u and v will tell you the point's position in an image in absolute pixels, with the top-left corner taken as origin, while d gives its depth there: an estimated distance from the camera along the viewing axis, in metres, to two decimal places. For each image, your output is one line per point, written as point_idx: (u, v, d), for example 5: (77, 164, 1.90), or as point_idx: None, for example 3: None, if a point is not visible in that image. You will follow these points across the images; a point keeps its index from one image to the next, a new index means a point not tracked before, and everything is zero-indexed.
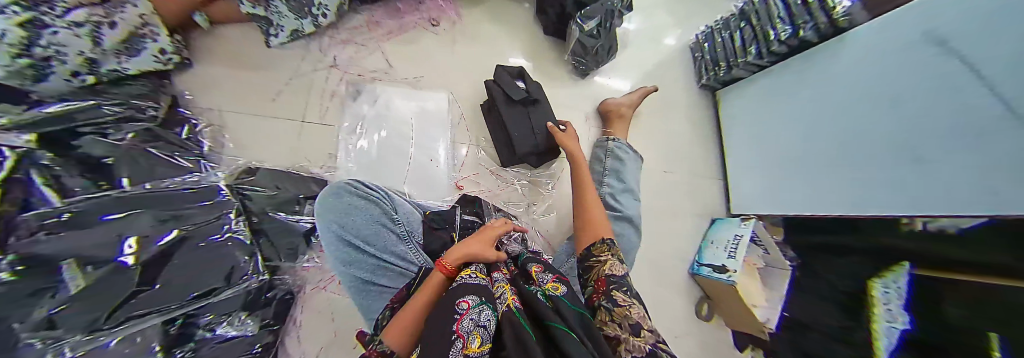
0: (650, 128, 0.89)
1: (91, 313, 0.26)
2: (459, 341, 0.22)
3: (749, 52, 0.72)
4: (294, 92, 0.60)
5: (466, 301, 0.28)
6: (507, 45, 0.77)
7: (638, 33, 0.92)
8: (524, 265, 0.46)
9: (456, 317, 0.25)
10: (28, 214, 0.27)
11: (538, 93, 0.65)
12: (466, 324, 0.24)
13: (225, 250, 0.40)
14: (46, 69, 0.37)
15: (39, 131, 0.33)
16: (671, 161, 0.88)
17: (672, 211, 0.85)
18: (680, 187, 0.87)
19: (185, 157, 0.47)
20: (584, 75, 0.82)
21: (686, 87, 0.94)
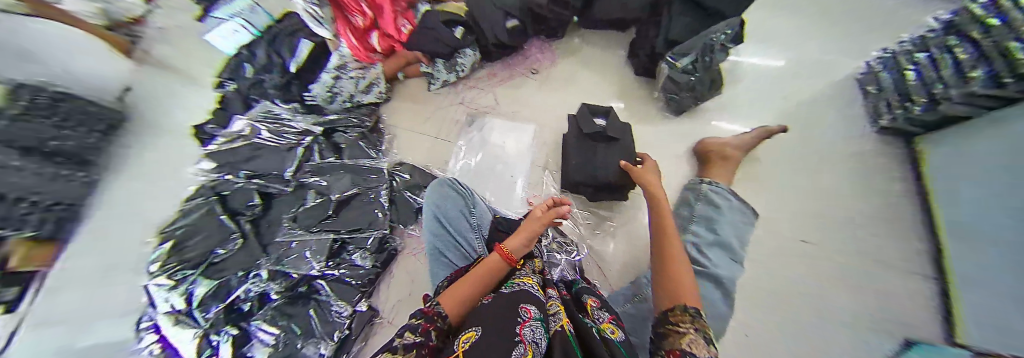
0: (770, 184, 0.73)
1: (310, 219, 0.64)
2: (522, 345, 0.28)
3: (963, 79, 0.50)
4: (438, 118, 0.86)
5: (529, 312, 0.36)
6: (598, 86, 0.86)
7: (757, 75, 0.82)
8: (580, 293, 0.49)
9: (520, 323, 0.33)
10: (310, 166, 0.69)
11: (621, 130, 0.69)
12: (528, 335, 0.31)
13: (370, 208, 0.67)
14: (335, 97, 0.77)
15: (325, 127, 0.75)
16: (808, 228, 0.69)
17: (798, 292, 0.65)
18: (817, 263, 0.66)
19: (373, 150, 0.78)
20: (678, 112, 0.80)
21: (841, 137, 0.73)
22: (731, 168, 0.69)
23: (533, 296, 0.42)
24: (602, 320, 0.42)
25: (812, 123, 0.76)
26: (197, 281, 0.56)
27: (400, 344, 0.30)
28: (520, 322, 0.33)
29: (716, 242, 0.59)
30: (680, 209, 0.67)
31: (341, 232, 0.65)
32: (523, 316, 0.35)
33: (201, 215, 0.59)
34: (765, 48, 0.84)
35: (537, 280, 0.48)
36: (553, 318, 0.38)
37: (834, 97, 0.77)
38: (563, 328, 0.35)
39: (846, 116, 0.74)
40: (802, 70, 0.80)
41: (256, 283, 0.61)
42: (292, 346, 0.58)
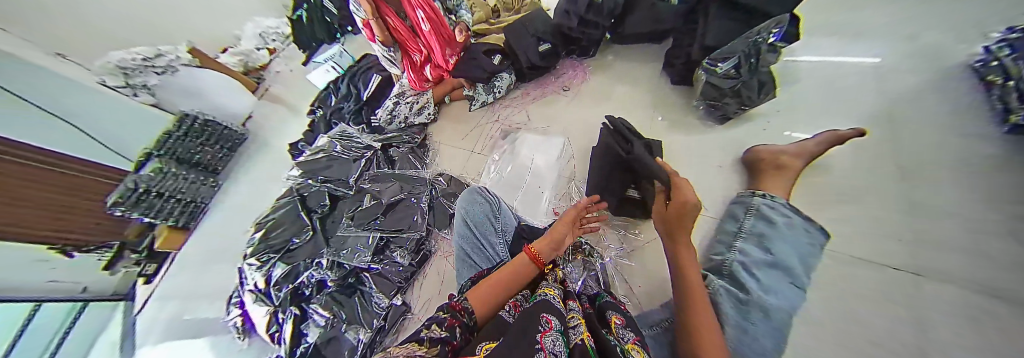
0: (843, 203, 0.62)
1: (362, 217, 0.74)
2: (543, 350, 0.26)
3: None
4: (476, 133, 0.95)
5: (548, 321, 0.34)
6: (631, 99, 0.87)
7: (815, 83, 0.75)
8: (602, 309, 0.44)
9: (539, 330, 0.31)
10: (368, 173, 0.81)
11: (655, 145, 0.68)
12: (548, 343, 0.29)
13: (411, 211, 0.76)
14: (394, 118, 0.93)
15: (382, 142, 0.88)
16: (914, 255, 0.52)
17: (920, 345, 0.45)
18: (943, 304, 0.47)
19: (420, 161, 0.89)
20: (723, 119, 0.77)
21: (944, 144, 0.59)
22: (790, 178, 0.60)
23: (553, 305, 0.40)
24: (627, 339, 0.36)
25: (898, 130, 0.64)
26: (277, 266, 0.69)
27: (424, 338, 0.28)
28: (541, 329, 0.31)
29: (771, 262, 0.52)
30: (727, 225, 0.63)
31: (387, 231, 0.73)
32: (543, 325, 0.33)
33: (290, 213, 0.75)
34: (822, 56, 0.77)
35: (559, 290, 0.46)
36: (573, 331, 0.36)
37: (924, 100, 0.65)
38: (584, 344, 0.33)
39: (950, 119, 0.61)
40: (875, 74, 0.71)
41: (317, 271, 0.71)
42: (333, 331, 0.65)
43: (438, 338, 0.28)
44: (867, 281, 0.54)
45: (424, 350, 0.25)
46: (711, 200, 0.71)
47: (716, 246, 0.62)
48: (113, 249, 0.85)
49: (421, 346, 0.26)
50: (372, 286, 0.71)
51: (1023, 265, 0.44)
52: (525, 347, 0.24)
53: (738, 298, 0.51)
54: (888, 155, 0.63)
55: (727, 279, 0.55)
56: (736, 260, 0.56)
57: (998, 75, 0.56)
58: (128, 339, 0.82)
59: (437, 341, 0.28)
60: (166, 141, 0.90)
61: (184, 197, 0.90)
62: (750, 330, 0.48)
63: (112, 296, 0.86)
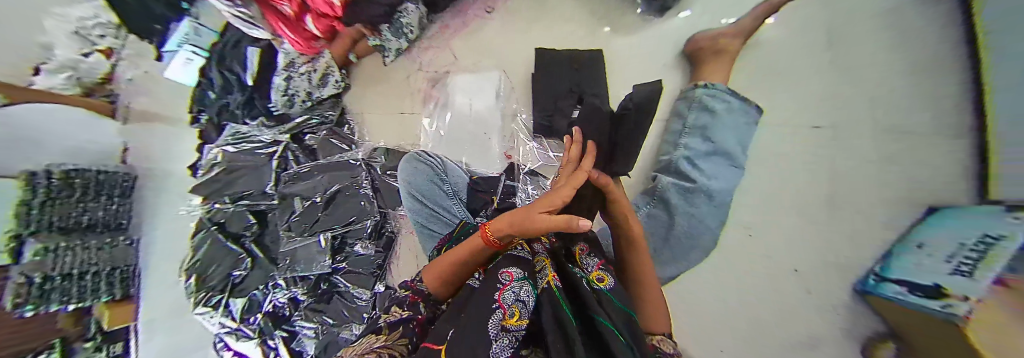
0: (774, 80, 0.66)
1: (302, 223, 0.66)
2: (499, 312, 0.28)
3: None
4: (398, 91, 0.81)
5: (510, 273, 0.34)
6: (564, 6, 0.74)
7: None
8: (568, 242, 0.44)
9: (499, 286, 0.31)
10: (287, 173, 0.68)
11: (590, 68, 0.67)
12: (508, 296, 0.30)
13: (353, 199, 0.68)
14: (291, 98, 0.72)
15: (291, 133, 0.74)
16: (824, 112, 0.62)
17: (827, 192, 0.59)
18: (830, 157, 0.60)
19: (343, 142, 0.76)
20: (662, 11, 0.69)
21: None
22: (725, 61, 0.60)
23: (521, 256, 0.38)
24: (592, 268, 0.37)
25: None
26: (233, 301, 0.63)
27: (384, 326, 0.34)
28: (500, 286, 0.31)
29: (712, 151, 0.53)
30: (673, 124, 0.60)
31: (337, 229, 0.67)
32: (503, 280, 0.32)
33: (214, 246, 0.63)
34: None
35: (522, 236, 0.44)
36: (541, 275, 0.34)
37: None
38: (552, 287, 0.31)
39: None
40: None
41: (279, 293, 0.65)
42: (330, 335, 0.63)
43: (395, 325, 0.33)
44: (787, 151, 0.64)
45: (388, 345, 0.30)
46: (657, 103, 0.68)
47: (663, 147, 0.61)
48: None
49: (379, 338, 0.31)
50: (346, 284, 0.67)
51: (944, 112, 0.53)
52: (479, 321, 0.26)
53: (681, 191, 0.53)
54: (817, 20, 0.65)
55: (675, 176, 0.55)
56: (680, 156, 0.56)
57: None
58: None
59: (400, 330, 0.32)
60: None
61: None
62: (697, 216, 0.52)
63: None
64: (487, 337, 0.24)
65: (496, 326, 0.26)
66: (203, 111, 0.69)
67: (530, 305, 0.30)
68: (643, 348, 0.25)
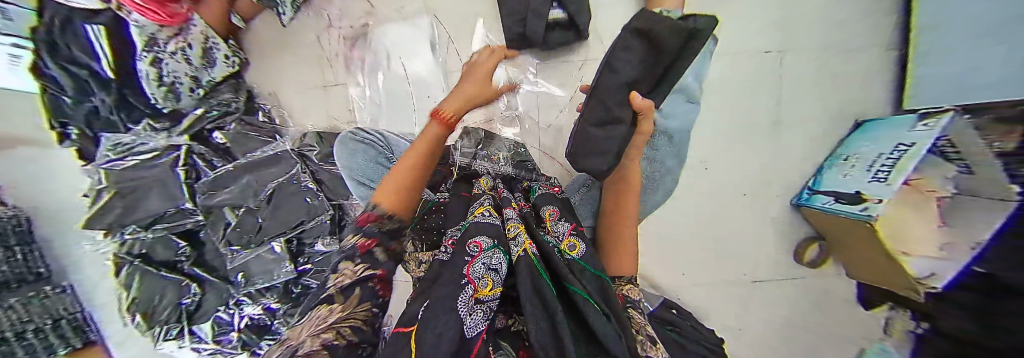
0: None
1: (244, 236, 0.57)
2: (470, 286, 0.24)
3: None
4: (312, 60, 0.66)
5: (477, 244, 0.30)
6: None
7: None
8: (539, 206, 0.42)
9: (467, 259, 0.27)
10: (201, 182, 0.56)
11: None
12: (477, 270, 0.26)
13: (295, 196, 0.59)
14: (176, 88, 0.58)
15: (189, 132, 0.59)
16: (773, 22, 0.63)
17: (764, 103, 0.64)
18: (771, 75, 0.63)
19: (263, 135, 0.63)
20: None
21: None
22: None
23: (489, 225, 0.35)
24: (563, 235, 0.35)
25: None
26: (199, 327, 0.59)
27: (335, 291, 0.30)
28: (469, 258, 0.28)
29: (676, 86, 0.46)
30: None
31: (287, 232, 0.59)
32: (471, 252, 0.29)
33: (148, 279, 0.55)
34: None
35: (491, 203, 0.40)
36: (514, 242, 0.32)
37: None
38: (530, 254, 0.27)
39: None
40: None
41: (247, 310, 0.60)
42: None
43: (349, 287, 0.30)
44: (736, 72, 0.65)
45: (348, 315, 0.28)
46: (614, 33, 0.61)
47: None
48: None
49: (334, 309, 0.28)
50: (318, 283, 0.63)
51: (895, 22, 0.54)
52: (442, 302, 0.21)
53: None
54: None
55: None
56: None
57: None
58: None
59: (358, 290, 0.30)
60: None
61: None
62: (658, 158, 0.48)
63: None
64: (458, 313, 0.20)
65: (468, 300, 0.22)
66: (67, 125, 0.56)
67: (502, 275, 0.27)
68: (616, 308, 0.25)
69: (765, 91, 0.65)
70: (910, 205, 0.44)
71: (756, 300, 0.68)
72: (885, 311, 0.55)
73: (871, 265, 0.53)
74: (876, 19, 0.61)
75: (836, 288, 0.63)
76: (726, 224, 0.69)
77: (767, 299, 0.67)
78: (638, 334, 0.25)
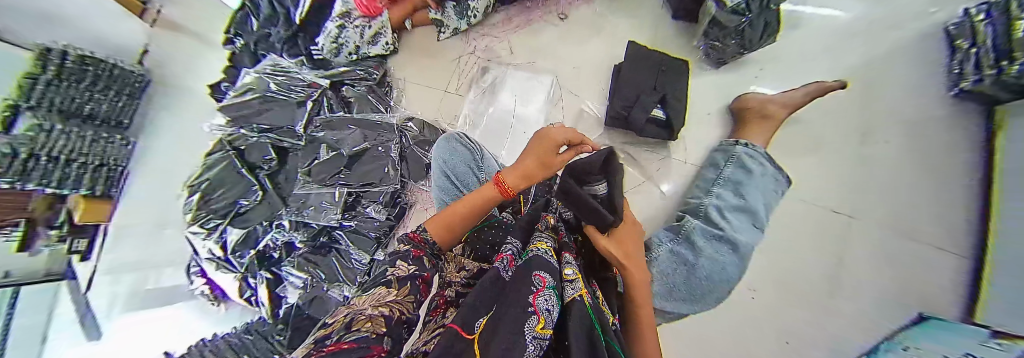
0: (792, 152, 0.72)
1: (322, 173, 0.62)
2: (535, 315, 0.22)
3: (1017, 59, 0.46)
4: (447, 69, 0.82)
5: (540, 277, 0.30)
6: (628, 33, 0.76)
7: (816, 22, 0.73)
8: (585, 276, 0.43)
9: (531, 290, 0.26)
10: (317, 117, 0.66)
11: (650, 98, 0.65)
12: (541, 302, 0.25)
13: (379, 160, 0.66)
14: (341, 49, 0.73)
15: (331, 79, 0.72)
16: (838, 199, 0.69)
17: (802, 259, 0.69)
18: (824, 239, 0.68)
19: (382, 104, 0.75)
20: (717, 64, 0.72)
21: (898, 106, 0.67)
22: (770, 128, 0.62)
23: (548, 260, 0.37)
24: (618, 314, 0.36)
25: (873, 89, 0.68)
26: (231, 229, 0.61)
27: (393, 278, 0.31)
28: (534, 289, 0.27)
29: (743, 207, 0.55)
30: (707, 172, 0.63)
31: (351, 185, 0.64)
32: (535, 285, 0.28)
33: (225, 171, 0.61)
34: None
35: (552, 242, 0.43)
36: (571, 285, 0.35)
37: (893, 58, 0.68)
38: (583, 300, 0.31)
39: (916, 81, 0.66)
40: (866, 24, 0.70)
41: (281, 233, 0.62)
42: (316, 290, 0.61)
43: (404, 279, 0.32)
44: (791, 224, 0.70)
45: (396, 300, 0.28)
46: (695, 147, 0.71)
47: (693, 190, 0.63)
48: (18, 230, 0.57)
49: (390, 291, 0.29)
50: (345, 245, 0.65)
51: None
52: (511, 316, 0.20)
53: (709, 236, 0.54)
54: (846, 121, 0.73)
55: (702, 220, 0.56)
56: (711, 203, 0.57)
57: (966, 41, 0.57)
58: (87, 316, 0.64)
59: (409, 284, 0.31)
60: (33, 89, 0.54)
61: (87, 161, 0.60)
62: (720, 263, 0.52)
63: (47, 277, 0.62)
64: (523, 338, 0.18)
65: (534, 330, 0.20)
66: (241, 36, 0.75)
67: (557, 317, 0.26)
68: None
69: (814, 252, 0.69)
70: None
71: None
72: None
73: None
74: None
75: None
76: None
77: None
78: None
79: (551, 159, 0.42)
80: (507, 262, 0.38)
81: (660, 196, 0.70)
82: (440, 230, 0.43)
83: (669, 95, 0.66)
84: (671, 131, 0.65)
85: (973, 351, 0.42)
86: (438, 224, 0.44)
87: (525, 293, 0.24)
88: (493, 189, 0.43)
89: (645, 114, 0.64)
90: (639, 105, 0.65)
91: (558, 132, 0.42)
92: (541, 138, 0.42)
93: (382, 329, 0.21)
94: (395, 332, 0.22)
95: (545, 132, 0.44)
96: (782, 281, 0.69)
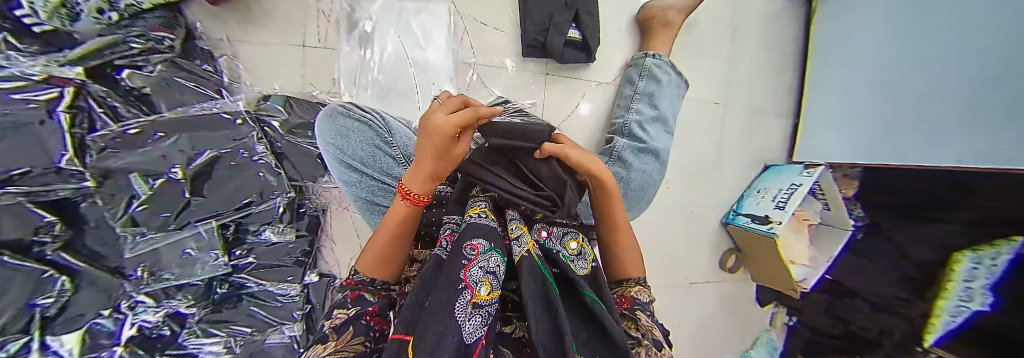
0: (686, 48, 0.80)
1: (159, 215, 0.40)
2: (467, 291, 0.26)
3: None
4: (291, 15, 0.60)
5: (474, 246, 0.31)
6: None
7: None
8: (530, 220, 0.42)
9: (465, 263, 0.29)
10: (93, 134, 0.36)
11: (564, 17, 0.57)
12: (475, 272, 0.28)
13: (249, 171, 0.47)
14: (74, 6, 0.40)
15: (84, 65, 0.40)
16: (718, 90, 0.83)
17: (698, 143, 0.84)
18: (710, 124, 0.84)
19: (207, 87, 0.51)
20: None
21: None
22: (672, 36, 0.64)
23: (486, 226, 0.35)
24: (565, 241, 0.39)
25: None
26: (53, 340, 0.36)
27: (329, 330, 0.26)
28: (466, 262, 0.29)
29: (657, 117, 0.59)
30: (624, 90, 0.65)
31: (222, 215, 0.46)
32: (468, 255, 0.30)
33: None
34: None
35: (490, 205, 0.40)
36: (517, 242, 0.34)
37: None
38: (532, 255, 0.32)
39: None
40: None
41: (150, 313, 0.45)
42: (253, 342, 0.54)
43: (344, 324, 0.27)
44: (687, 117, 0.82)
45: (341, 348, 0.24)
46: (610, 64, 0.69)
47: (616, 111, 0.64)
48: None
49: (327, 344, 0.24)
50: (252, 283, 0.54)
51: (951, 80, 0.55)
52: (444, 307, 0.24)
53: (636, 151, 0.56)
54: (724, 10, 0.81)
55: (628, 138, 0.57)
56: (634, 120, 0.59)
57: None
58: None
59: (353, 326, 0.27)
60: None
61: None
62: (648, 173, 0.56)
63: None
64: (456, 320, 0.23)
65: (465, 307, 0.24)
66: None
67: (500, 273, 0.30)
68: (608, 299, 0.33)
69: (703, 137, 0.84)
70: (794, 231, 0.76)
71: (692, 296, 0.87)
72: (773, 307, 0.84)
73: (769, 271, 0.79)
74: (773, 97, 0.87)
75: (740, 290, 0.88)
76: (673, 240, 0.85)
77: (694, 299, 0.87)
78: (642, 339, 0.31)
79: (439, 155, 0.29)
80: (449, 240, 0.36)
81: (586, 120, 0.69)
82: (374, 268, 0.33)
83: (583, 10, 0.59)
84: (590, 52, 0.61)
85: (796, 181, 0.74)
86: (368, 262, 0.33)
87: (456, 272, 0.27)
88: (401, 205, 0.32)
89: (562, 37, 0.57)
90: (554, 27, 0.57)
91: (439, 115, 0.25)
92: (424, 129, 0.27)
93: None
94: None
95: (426, 116, 0.27)
96: (688, 168, 0.84)
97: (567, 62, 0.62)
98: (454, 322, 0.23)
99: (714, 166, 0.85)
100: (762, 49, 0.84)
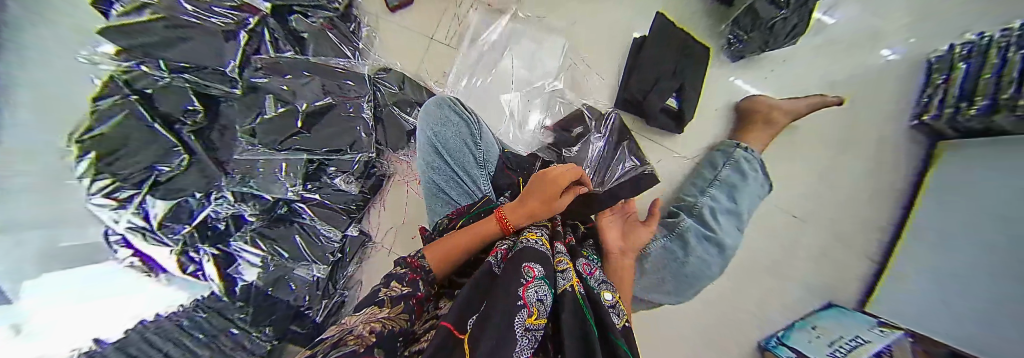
0: (777, 150, 0.76)
1: (273, 135, 0.46)
2: (524, 309, 0.25)
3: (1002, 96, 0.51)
4: (432, 12, 0.71)
5: (531, 269, 0.30)
6: (651, 6, 0.69)
7: (832, 29, 0.73)
8: (575, 255, 0.42)
9: (522, 281, 0.28)
10: (257, 58, 0.46)
11: (668, 86, 0.61)
12: (531, 294, 0.27)
13: (351, 124, 0.54)
14: None
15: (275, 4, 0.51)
16: (801, 203, 0.76)
17: (761, 250, 0.76)
18: (781, 235, 0.76)
19: (348, 46, 0.60)
20: (735, 57, 0.68)
21: (878, 122, 0.73)
22: (770, 133, 0.62)
23: (541, 252, 0.35)
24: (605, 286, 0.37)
25: (862, 100, 0.74)
26: (151, 201, 0.40)
27: (386, 298, 0.31)
28: (525, 282, 0.28)
29: (732, 209, 0.58)
30: (703, 170, 0.63)
31: (316, 152, 0.51)
32: (526, 276, 0.29)
33: (129, 126, 0.35)
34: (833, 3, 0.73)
35: (545, 233, 0.39)
36: (562, 276, 0.33)
37: (877, 79, 0.73)
38: (576, 290, 0.30)
39: (888, 105, 0.73)
40: (857, 37, 0.73)
41: (224, 207, 0.48)
42: (282, 269, 0.55)
43: (397, 297, 0.31)
44: (758, 218, 0.77)
45: (390, 315, 0.28)
46: (694, 142, 0.68)
47: (688, 187, 0.63)
48: None
49: (382, 309, 0.29)
50: (309, 217, 0.59)
51: None
52: (503, 316, 0.23)
53: (701, 236, 0.57)
54: (835, 125, 0.75)
55: (695, 219, 0.58)
56: (707, 204, 0.58)
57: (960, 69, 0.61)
58: None
59: (402, 302, 0.31)
60: None
61: None
62: (705, 262, 0.57)
63: None
64: (514, 333, 0.22)
65: (522, 324, 0.23)
66: None
67: (550, 304, 0.28)
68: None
69: (770, 244, 0.76)
70: None
71: None
72: None
73: None
74: (872, 233, 0.73)
75: None
76: (701, 345, 0.75)
77: None
78: None
79: (545, 193, 0.40)
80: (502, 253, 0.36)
81: (653, 185, 0.68)
82: (436, 262, 0.38)
83: (687, 85, 0.62)
84: (682, 123, 0.63)
85: (863, 336, 0.59)
86: (435, 256, 0.39)
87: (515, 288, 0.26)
88: (495, 224, 0.40)
89: (661, 102, 0.60)
90: (657, 90, 0.61)
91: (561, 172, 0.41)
92: (548, 173, 0.41)
93: (372, 339, 0.23)
94: (386, 345, 0.24)
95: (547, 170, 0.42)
96: (742, 271, 0.77)
97: (655, 124, 0.64)
98: (511, 330, 0.22)
99: (775, 281, 0.76)
100: (870, 175, 0.74)
